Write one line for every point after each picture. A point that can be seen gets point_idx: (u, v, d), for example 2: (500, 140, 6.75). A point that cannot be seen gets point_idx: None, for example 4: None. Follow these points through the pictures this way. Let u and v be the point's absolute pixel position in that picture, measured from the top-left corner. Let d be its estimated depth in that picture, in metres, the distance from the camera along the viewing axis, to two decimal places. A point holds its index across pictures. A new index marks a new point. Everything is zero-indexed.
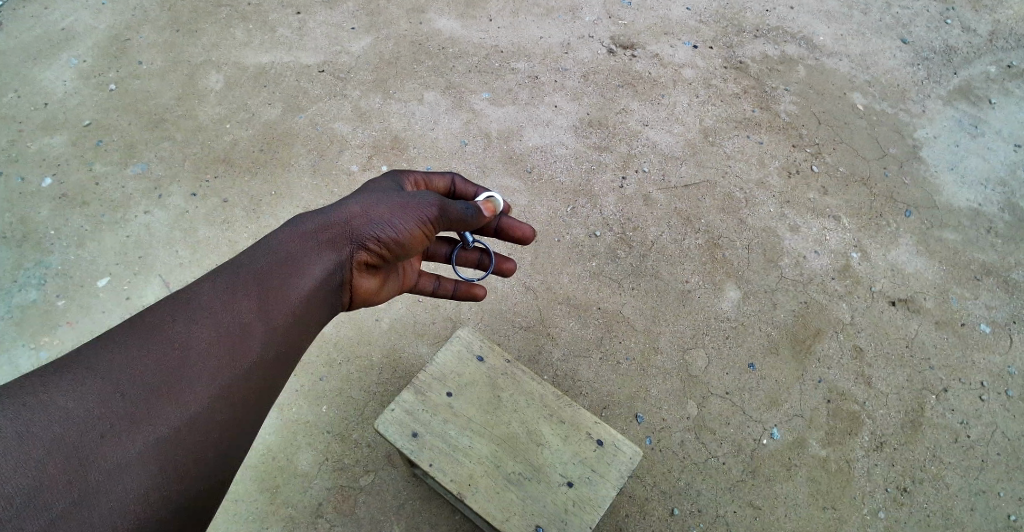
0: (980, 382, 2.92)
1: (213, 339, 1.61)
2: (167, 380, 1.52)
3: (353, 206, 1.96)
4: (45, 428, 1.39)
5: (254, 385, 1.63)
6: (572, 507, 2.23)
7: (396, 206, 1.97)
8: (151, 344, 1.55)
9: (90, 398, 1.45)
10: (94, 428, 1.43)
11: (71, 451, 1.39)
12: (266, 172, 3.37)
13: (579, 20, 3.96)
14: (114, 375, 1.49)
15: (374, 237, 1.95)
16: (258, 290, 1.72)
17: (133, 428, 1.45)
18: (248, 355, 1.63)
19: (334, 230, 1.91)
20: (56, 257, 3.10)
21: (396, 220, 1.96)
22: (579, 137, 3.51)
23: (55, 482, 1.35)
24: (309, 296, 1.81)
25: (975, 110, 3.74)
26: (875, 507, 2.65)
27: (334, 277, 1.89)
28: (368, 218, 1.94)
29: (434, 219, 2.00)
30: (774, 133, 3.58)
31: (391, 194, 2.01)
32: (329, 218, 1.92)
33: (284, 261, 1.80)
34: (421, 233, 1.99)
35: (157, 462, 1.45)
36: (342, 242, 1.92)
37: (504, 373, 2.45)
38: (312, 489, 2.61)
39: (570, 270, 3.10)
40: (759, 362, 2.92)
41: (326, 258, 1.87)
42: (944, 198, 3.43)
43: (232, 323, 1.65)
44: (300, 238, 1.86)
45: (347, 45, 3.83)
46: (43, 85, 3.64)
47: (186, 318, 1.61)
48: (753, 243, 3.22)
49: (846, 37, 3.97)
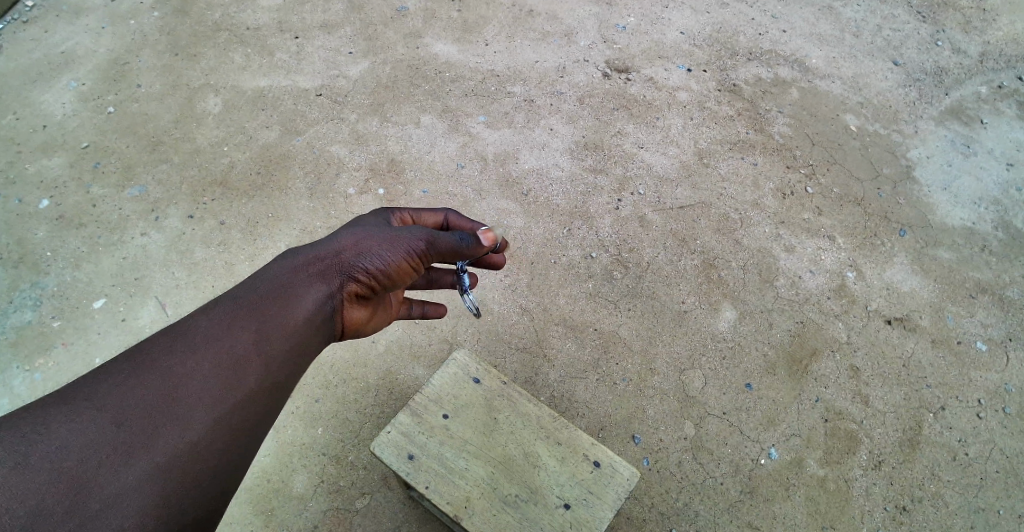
0: (977, 400, 2.92)
1: (210, 366, 1.60)
2: (165, 408, 1.52)
3: (344, 239, 1.94)
4: (44, 459, 1.41)
5: (251, 411, 1.61)
6: (570, 529, 2.22)
7: (386, 239, 1.95)
8: (148, 373, 1.56)
9: (88, 427, 1.47)
10: (92, 457, 1.44)
11: (69, 482, 1.41)
12: (264, 194, 3.40)
13: (574, 44, 4.01)
14: (112, 404, 1.51)
15: (364, 269, 1.92)
16: (251, 321, 1.70)
17: (129, 456, 1.46)
18: (245, 381, 1.62)
19: (324, 262, 1.89)
20: (53, 278, 3.11)
21: (387, 252, 1.94)
22: (575, 159, 3.55)
23: (53, 513, 1.38)
24: (300, 326, 1.77)
25: (967, 130, 3.78)
26: (874, 526, 2.64)
27: (326, 309, 1.85)
28: (358, 250, 1.92)
29: (425, 251, 1.97)
30: (768, 154, 3.62)
31: (381, 228, 1.99)
32: (320, 251, 1.90)
33: (277, 292, 1.78)
34: (410, 265, 1.97)
35: (153, 490, 1.45)
36: (332, 274, 1.89)
37: (500, 395, 2.46)
38: (308, 511, 2.60)
39: (566, 291, 3.12)
40: (756, 382, 2.93)
41: (317, 290, 1.84)
42: (938, 217, 3.46)
43: (229, 350, 1.63)
44: (291, 271, 1.84)
45: (345, 69, 3.87)
46: (42, 108, 3.68)
47: (183, 347, 1.61)
48: (749, 263, 3.24)
49: (838, 60, 4.03)
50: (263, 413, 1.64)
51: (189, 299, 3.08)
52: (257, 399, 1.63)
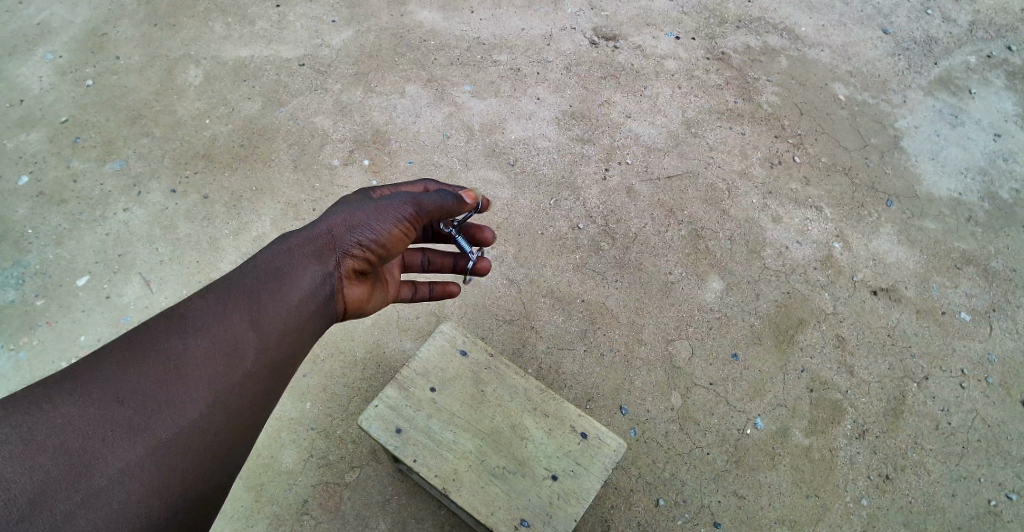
0: (960, 369, 2.95)
1: (208, 351, 1.59)
2: (165, 389, 1.51)
3: (333, 216, 1.93)
4: (49, 436, 1.40)
5: (252, 395, 1.61)
6: (558, 500, 2.23)
7: (373, 209, 1.93)
8: (151, 353, 1.55)
9: (92, 405, 1.46)
10: (96, 434, 1.43)
11: (73, 459, 1.39)
12: (246, 167, 3.34)
13: (561, 11, 3.94)
14: (114, 383, 1.49)
15: (357, 243, 1.91)
16: (250, 302, 1.70)
17: (134, 434, 1.45)
18: (244, 366, 1.61)
19: (317, 242, 1.88)
20: (34, 255, 3.06)
21: (376, 222, 1.92)
22: (562, 129, 3.51)
23: (58, 488, 1.36)
24: (299, 308, 1.78)
25: (956, 100, 3.76)
26: (858, 495, 2.68)
27: (325, 288, 1.86)
28: (347, 225, 1.91)
29: (413, 217, 1.95)
30: (756, 123, 3.59)
31: (366, 199, 1.97)
32: (312, 231, 1.90)
33: (273, 276, 1.77)
34: (401, 232, 1.95)
35: (157, 468, 1.44)
36: (326, 252, 1.88)
37: (487, 368, 2.45)
38: (297, 486, 2.60)
39: (553, 263, 3.10)
40: (742, 352, 2.94)
41: (313, 268, 1.84)
42: (925, 188, 3.45)
43: (227, 335, 1.62)
44: (285, 253, 1.83)
45: (327, 38, 3.79)
46: (18, 81, 3.59)
47: (180, 332, 1.60)
48: (736, 234, 3.23)
49: (827, 28, 3.99)
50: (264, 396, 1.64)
51: (173, 275, 3.03)
52: (257, 383, 1.63)
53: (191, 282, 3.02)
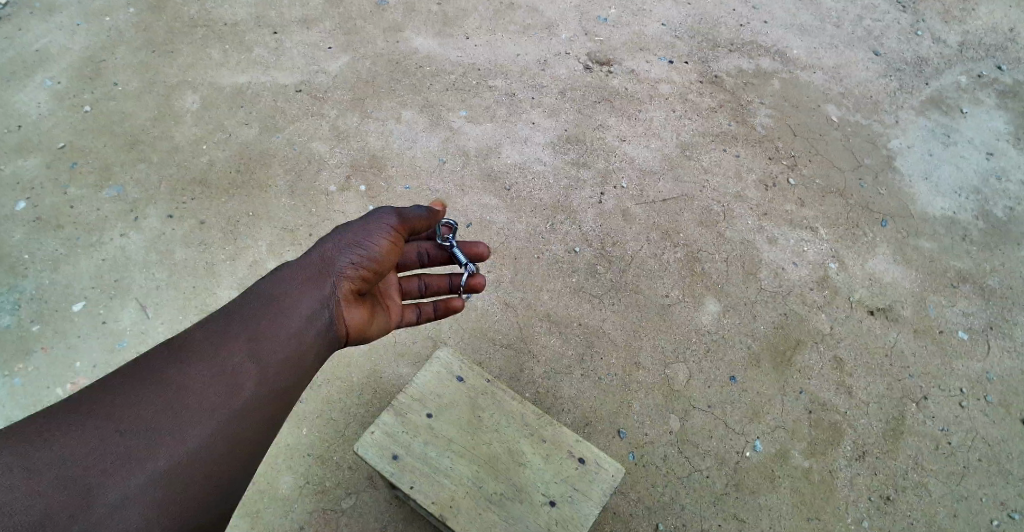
0: (959, 388, 2.94)
1: (207, 383, 1.67)
2: (166, 420, 1.60)
3: (324, 242, 1.99)
4: (54, 465, 1.49)
5: (248, 424, 1.69)
6: (556, 526, 2.22)
7: (359, 229, 1.99)
8: (152, 385, 1.64)
9: (95, 435, 1.55)
10: (99, 463, 1.52)
11: (77, 486, 1.48)
12: (244, 192, 3.35)
13: (555, 37, 3.99)
14: (117, 414, 1.58)
15: (349, 263, 1.96)
16: (248, 332, 1.78)
17: (134, 463, 1.54)
18: (241, 396, 1.69)
19: (310, 269, 1.94)
20: (31, 281, 3.06)
21: (363, 240, 1.98)
22: (557, 153, 3.53)
23: (62, 514, 1.45)
24: (299, 334, 1.84)
25: (948, 120, 3.80)
26: (859, 517, 2.66)
27: (323, 312, 1.90)
28: (338, 248, 1.96)
29: (397, 230, 2.01)
30: (750, 145, 3.62)
31: (352, 222, 2.03)
32: (306, 260, 1.97)
33: (270, 305, 1.85)
34: (389, 245, 2.00)
35: (155, 495, 1.52)
36: (321, 278, 1.93)
37: (485, 393, 2.44)
38: (293, 513, 2.57)
39: (550, 287, 3.10)
40: (740, 375, 2.93)
41: (308, 294, 1.90)
42: (919, 207, 3.47)
43: (225, 368, 1.71)
44: (281, 284, 1.91)
45: (324, 64, 3.83)
46: (17, 108, 3.61)
47: (182, 365, 1.69)
48: (732, 256, 3.24)
49: (819, 50, 4.03)
50: (262, 426, 1.71)
51: (169, 300, 3.03)
52: (254, 413, 1.70)
53: (188, 307, 3.01)
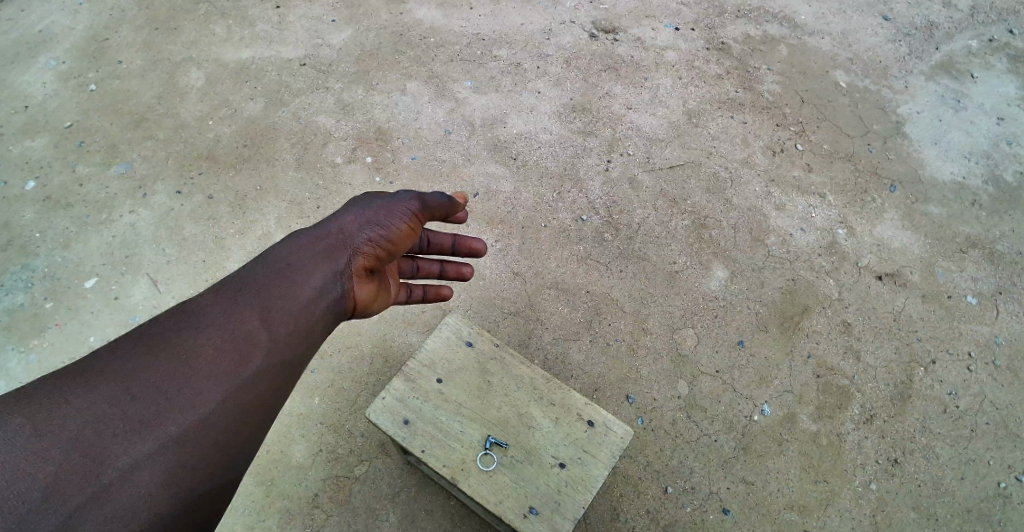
0: (967, 353, 2.95)
1: (218, 347, 1.48)
2: (177, 383, 1.41)
3: (342, 215, 1.80)
4: (61, 428, 1.32)
5: (259, 392, 1.48)
6: (565, 488, 2.25)
7: (383, 206, 1.82)
8: (163, 347, 1.45)
9: (103, 398, 1.37)
10: (108, 427, 1.34)
11: (84, 452, 1.31)
12: (251, 167, 3.36)
13: (560, 6, 3.95)
14: (124, 376, 1.40)
15: (367, 241, 1.78)
16: (260, 298, 1.58)
17: (143, 429, 1.36)
18: (253, 361, 1.49)
19: (328, 239, 1.75)
20: (42, 259, 3.09)
21: (385, 219, 1.80)
22: (563, 123, 3.52)
23: (69, 483, 1.28)
24: (311, 303, 1.64)
25: (958, 84, 3.76)
26: (867, 480, 2.68)
27: (336, 287, 1.71)
28: (357, 223, 1.78)
29: (420, 211, 1.84)
30: (757, 112, 3.59)
31: (375, 196, 1.85)
32: (321, 230, 1.77)
33: (284, 273, 1.65)
34: (411, 227, 1.83)
35: (166, 463, 1.35)
36: (334, 251, 1.74)
37: (493, 358, 2.46)
38: (307, 480, 2.62)
39: (558, 255, 3.11)
40: (748, 339, 2.94)
41: (325, 266, 1.70)
42: (929, 172, 3.45)
43: (235, 332, 1.51)
44: (295, 251, 1.70)
45: (327, 38, 3.81)
46: (22, 88, 3.62)
47: (192, 328, 1.49)
48: (739, 223, 3.24)
49: (827, 16, 3.99)
50: (273, 394, 1.51)
51: (180, 275, 3.06)
52: (264, 383, 1.49)
53: (198, 281, 3.04)
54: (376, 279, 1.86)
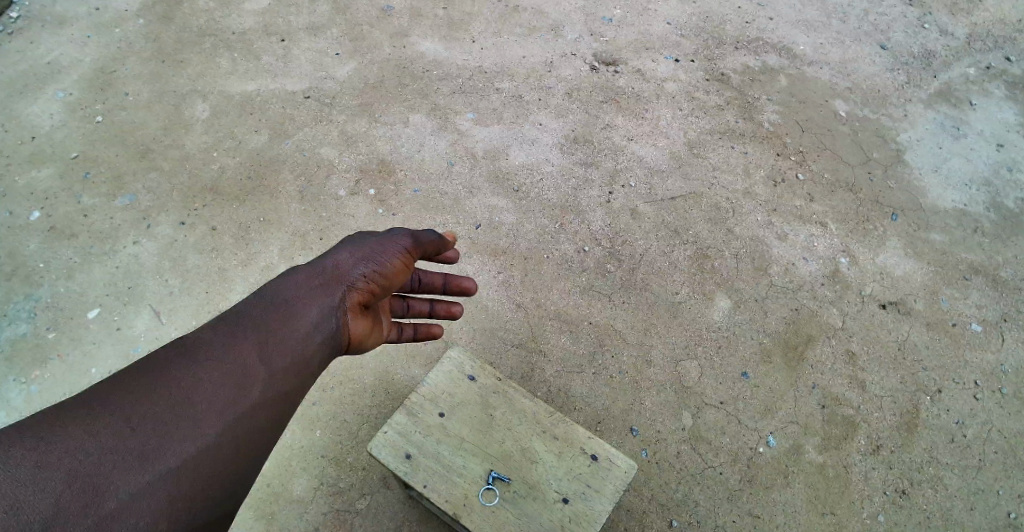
0: (974, 381, 2.93)
1: (217, 378, 1.47)
2: (178, 414, 1.40)
3: (336, 253, 1.81)
4: (62, 458, 1.30)
5: (258, 422, 1.47)
6: (569, 523, 2.23)
7: (376, 243, 1.84)
8: (163, 379, 1.44)
9: (104, 428, 1.35)
10: (109, 456, 1.33)
11: (83, 484, 1.29)
12: (255, 198, 3.38)
13: (561, 38, 4.00)
14: (124, 406, 1.39)
15: (363, 276, 1.79)
16: (258, 331, 1.57)
17: (144, 459, 1.34)
18: (252, 391, 1.48)
19: (324, 274, 1.75)
20: (46, 290, 3.10)
21: (379, 255, 1.82)
22: (564, 154, 3.54)
23: (70, 513, 1.26)
24: (308, 335, 1.63)
25: (957, 112, 3.78)
26: (875, 512, 2.65)
27: (333, 319, 1.69)
28: (352, 259, 1.79)
29: (411, 247, 1.88)
30: (758, 142, 3.62)
31: (368, 236, 1.88)
32: (317, 265, 1.77)
33: (281, 306, 1.64)
34: (405, 262, 1.86)
35: (166, 492, 1.33)
36: (330, 286, 1.73)
37: (496, 392, 2.45)
38: (308, 514, 2.60)
39: (560, 286, 3.12)
40: (752, 370, 2.93)
41: (321, 299, 1.70)
42: (930, 200, 3.46)
43: (233, 365, 1.50)
44: (290, 285, 1.70)
45: (331, 70, 3.86)
46: (30, 120, 3.66)
47: (189, 359, 1.48)
48: (742, 252, 3.24)
49: (826, 46, 4.03)
50: (273, 424, 1.50)
51: (183, 306, 3.06)
52: (263, 413, 1.48)
53: (201, 312, 3.04)
54: (371, 318, 1.84)
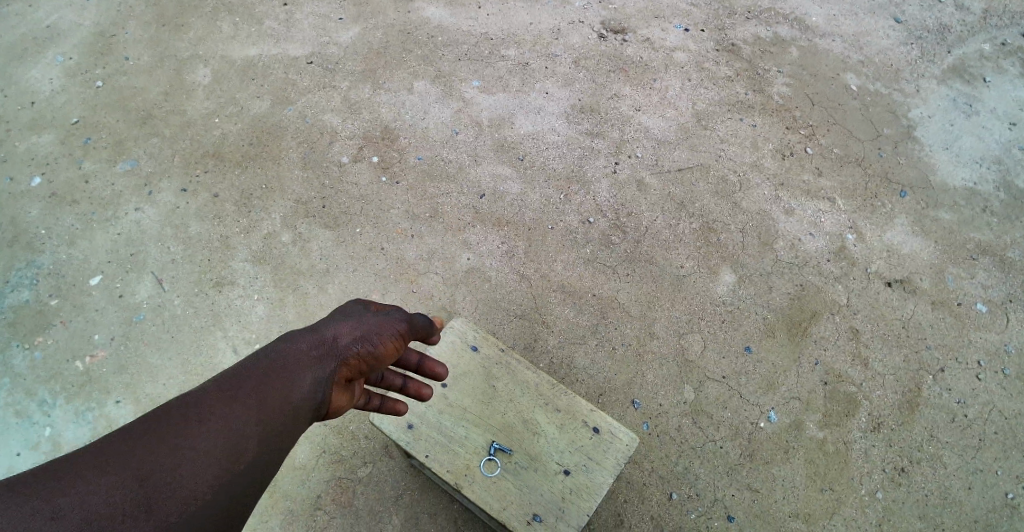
0: (977, 361, 2.91)
1: (221, 431, 1.43)
2: (185, 464, 1.38)
3: (335, 322, 1.70)
4: (73, 508, 1.28)
5: (260, 470, 1.46)
6: (570, 495, 2.23)
7: (376, 319, 1.73)
8: (170, 430, 1.40)
9: (113, 479, 1.33)
10: (120, 506, 1.31)
11: None
12: (257, 165, 3.35)
13: (569, 5, 3.93)
14: (132, 456, 1.36)
15: (355, 355, 1.67)
16: (256, 392, 1.51)
17: (152, 508, 1.33)
18: (253, 448, 1.45)
19: (317, 348, 1.63)
20: (48, 256, 3.08)
21: (377, 333, 1.70)
22: (571, 124, 3.49)
23: None
24: (297, 407, 1.55)
25: (970, 89, 3.71)
26: (873, 488, 2.65)
27: (315, 398, 1.58)
28: (349, 332, 1.68)
29: (410, 330, 1.74)
30: (767, 115, 3.56)
31: (369, 308, 1.77)
32: (312, 336, 1.65)
33: (270, 378, 1.54)
34: (401, 345, 1.73)
35: None
36: (322, 356, 1.63)
37: (498, 362, 2.44)
38: (310, 482, 2.60)
39: (564, 257, 3.09)
40: (755, 345, 2.92)
41: (309, 376, 1.59)
42: (940, 178, 3.41)
43: (236, 421, 1.46)
44: (284, 354, 1.59)
45: (335, 35, 3.79)
46: (29, 84, 3.61)
47: (193, 410, 1.44)
48: (748, 226, 3.21)
49: (838, 18, 3.95)
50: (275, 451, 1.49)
51: (185, 274, 3.04)
52: (266, 462, 1.47)
53: (203, 280, 3.03)
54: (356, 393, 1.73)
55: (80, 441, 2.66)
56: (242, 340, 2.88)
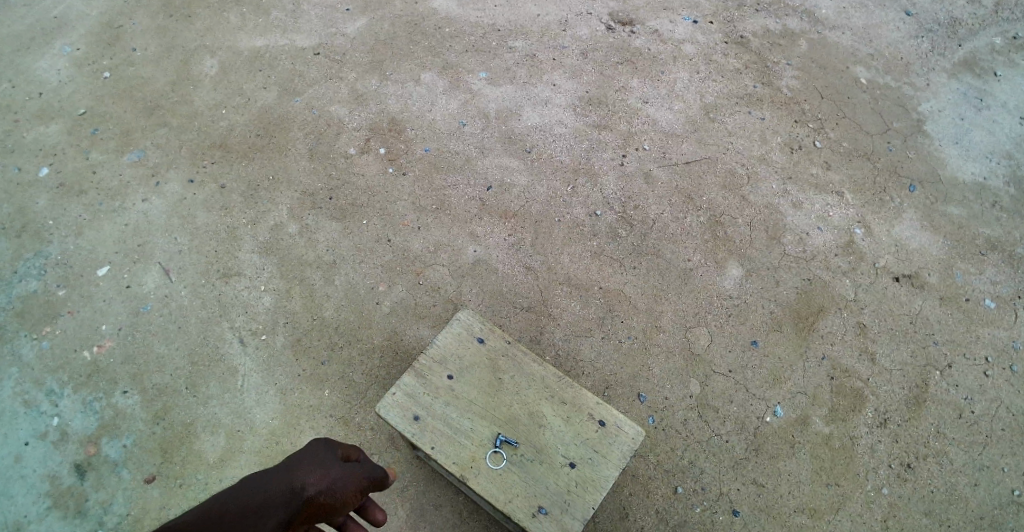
0: (984, 357, 2.90)
1: None
2: None
3: (301, 468, 1.55)
4: None
5: None
6: (575, 488, 2.23)
7: (342, 469, 1.60)
8: None
9: None
10: None
11: None
12: (264, 156, 3.34)
13: None
14: None
15: (320, 493, 1.50)
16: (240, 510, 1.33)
17: None
18: None
19: (285, 484, 1.47)
20: (56, 246, 3.09)
21: (341, 482, 1.57)
22: (578, 116, 3.48)
23: None
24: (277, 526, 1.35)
25: (980, 83, 3.68)
26: (879, 484, 2.64)
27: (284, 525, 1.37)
28: (317, 477, 1.54)
29: (371, 483, 1.64)
30: (776, 108, 3.54)
31: (335, 455, 1.65)
32: (280, 474, 1.50)
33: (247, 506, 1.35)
34: (362, 494, 1.59)
35: None
36: (289, 497, 1.44)
37: (504, 354, 2.44)
38: None
39: (570, 250, 3.09)
40: (762, 339, 2.91)
41: (279, 507, 1.40)
42: (949, 172, 3.39)
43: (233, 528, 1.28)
44: (253, 486, 1.42)
45: (342, 26, 3.78)
46: (37, 74, 3.61)
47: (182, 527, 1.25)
48: (755, 220, 3.20)
49: (848, 10, 3.92)
50: None
51: (192, 265, 3.05)
52: None
53: (210, 271, 3.03)
54: None
55: (87, 430, 2.68)
56: (248, 331, 2.88)
